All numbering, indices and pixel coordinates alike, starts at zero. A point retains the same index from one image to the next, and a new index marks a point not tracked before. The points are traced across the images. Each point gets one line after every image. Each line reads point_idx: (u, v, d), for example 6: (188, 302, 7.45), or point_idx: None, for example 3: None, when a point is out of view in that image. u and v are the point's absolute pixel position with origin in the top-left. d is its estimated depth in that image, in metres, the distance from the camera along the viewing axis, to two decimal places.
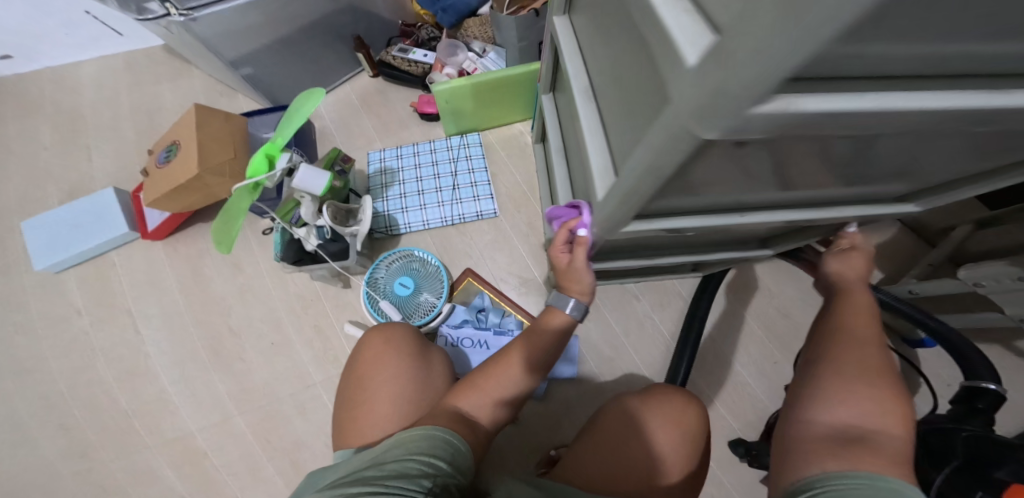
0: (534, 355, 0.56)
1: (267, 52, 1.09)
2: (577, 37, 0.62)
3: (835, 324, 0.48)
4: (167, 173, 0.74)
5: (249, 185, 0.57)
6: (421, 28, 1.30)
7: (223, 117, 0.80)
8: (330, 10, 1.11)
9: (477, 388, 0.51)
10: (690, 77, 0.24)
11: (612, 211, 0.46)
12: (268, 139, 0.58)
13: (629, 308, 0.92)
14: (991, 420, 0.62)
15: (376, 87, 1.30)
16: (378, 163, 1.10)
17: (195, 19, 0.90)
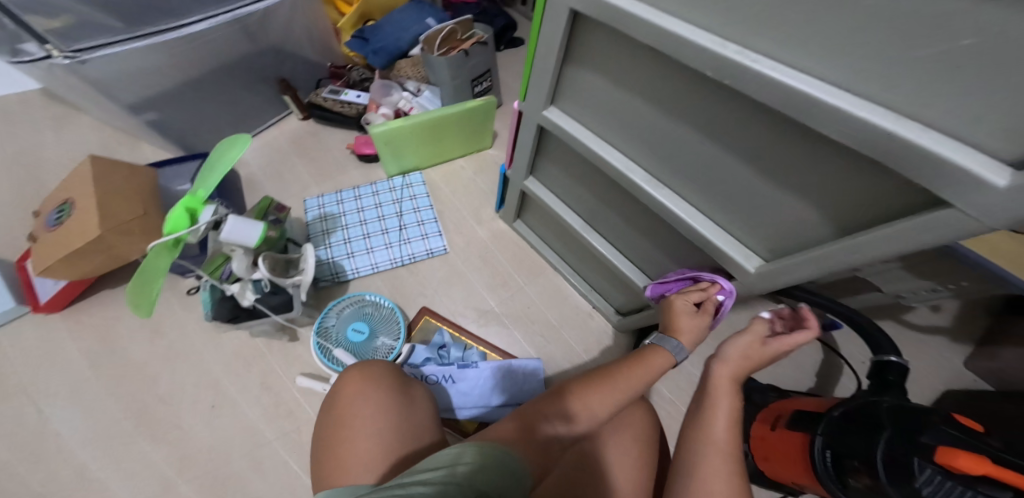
0: (626, 391, 0.49)
1: (173, 91, 1.00)
2: (581, 123, 0.65)
3: (700, 418, 0.48)
4: (58, 236, 0.63)
5: (170, 243, 0.50)
6: (351, 70, 1.30)
7: (128, 170, 0.71)
8: (248, 49, 1.07)
9: (532, 409, 0.46)
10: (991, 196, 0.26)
11: (797, 278, 0.48)
12: (189, 192, 0.53)
13: (586, 327, 0.94)
14: (903, 388, 0.73)
15: (307, 129, 1.25)
16: (316, 210, 1.05)
17: (84, 61, 0.81)
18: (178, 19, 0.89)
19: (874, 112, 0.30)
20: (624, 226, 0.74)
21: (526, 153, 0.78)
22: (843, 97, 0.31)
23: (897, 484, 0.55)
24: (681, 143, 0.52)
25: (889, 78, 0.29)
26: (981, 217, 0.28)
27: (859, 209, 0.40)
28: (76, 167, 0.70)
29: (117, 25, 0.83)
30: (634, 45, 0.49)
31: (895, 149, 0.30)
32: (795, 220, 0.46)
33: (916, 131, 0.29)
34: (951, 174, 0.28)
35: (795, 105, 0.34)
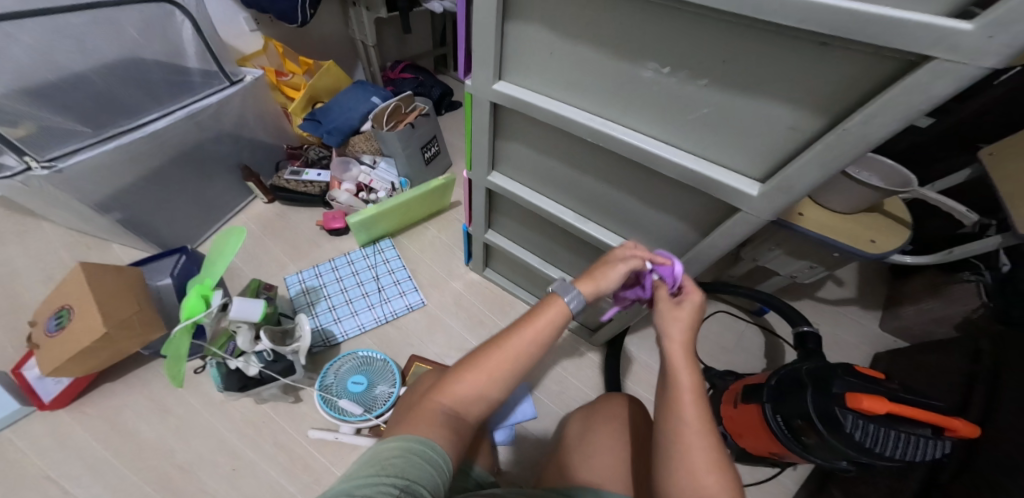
0: (524, 353, 0.50)
1: (139, 186, 1.05)
2: (516, 179, 0.80)
3: (666, 422, 0.48)
4: (64, 340, 0.72)
5: (187, 326, 0.58)
6: (307, 149, 1.41)
7: (113, 270, 0.77)
8: (203, 137, 1.13)
9: (440, 396, 0.47)
10: (758, 201, 0.50)
11: (692, 273, 0.68)
12: (201, 280, 0.61)
13: (560, 347, 1.08)
14: (821, 351, 0.84)
15: (274, 211, 1.34)
16: (297, 285, 1.12)
17: (59, 168, 0.86)
18: (138, 118, 1.00)
19: (694, 163, 0.53)
20: (574, 258, 0.88)
21: (481, 213, 0.92)
22: (675, 154, 0.54)
23: (834, 432, 0.66)
24: (594, 186, 0.70)
25: (695, 138, 0.52)
26: (760, 213, 0.52)
27: (711, 218, 0.60)
28: (68, 272, 0.75)
29: (83, 129, 0.91)
30: (542, 127, 0.66)
31: (711, 180, 0.52)
32: (675, 233, 0.67)
33: (711, 170, 0.52)
34: (735, 191, 0.51)
35: (648, 158, 0.55)
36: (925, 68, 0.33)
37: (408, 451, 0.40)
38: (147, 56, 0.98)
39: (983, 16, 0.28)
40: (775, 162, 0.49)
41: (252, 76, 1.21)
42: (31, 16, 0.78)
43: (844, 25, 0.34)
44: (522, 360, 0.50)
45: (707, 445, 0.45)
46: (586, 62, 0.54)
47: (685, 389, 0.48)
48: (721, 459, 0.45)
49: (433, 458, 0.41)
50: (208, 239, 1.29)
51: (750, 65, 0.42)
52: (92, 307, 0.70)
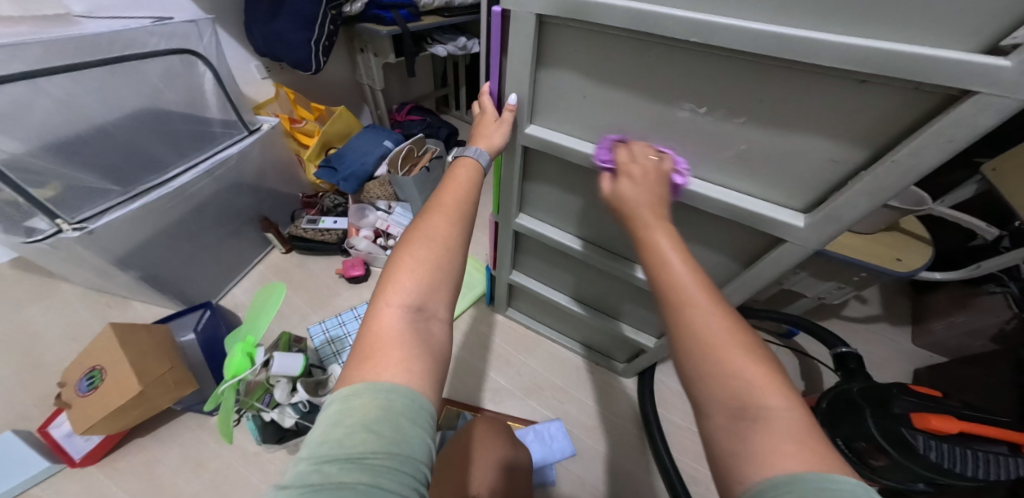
0: (454, 213, 0.50)
1: (161, 240, 1.04)
2: (544, 219, 0.81)
3: (657, 289, 0.40)
4: (99, 399, 0.76)
5: (233, 384, 0.65)
6: (323, 198, 1.43)
7: (143, 330, 0.82)
8: (224, 188, 1.14)
9: (389, 298, 0.42)
10: (805, 231, 0.51)
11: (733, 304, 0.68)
12: (245, 337, 0.68)
13: (592, 382, 1.05)
14: (865, 371, 0.82)
15: (292, 261, 1.35)
16: (321, 335, 1.10)
17: (90, 229, 0.87)
18: (164, 174, 1.01)
19: (736, 198, 0.54)
20: (604, 294, 0.88)
21: (507, 255, 0.93)
22: (709, 189, 0.55)
23: (907, 456, 0.63)
24: (626, 223, 0.70)
25: (731, 173, 0.54)
26: (805, 243, 0.52)
27: (752, 249, 0.60)
28: (101, 333, 0.80)
29: (112, 187, 0.92)
30: (573, 168, 0.68)
31: (749, 211, 0.53)
32: (715, 265, 0.67)
33: (748, 202, 0.53)
34: (778, 222, 0.52)
35: (683, 194, 0.57)
36: (971, 101, 0.34)
37: (352, 409, 0.35)
38: (170, 108, 1.00)
39: (1021, 51, 0.31)
40: (816, 194, 0.50)
41: (269, 124, 1.23)
42: (57, 73, 0.79)
43: (882, 65, 0.36)
44: (457, 224, 0.49)
45: (704, 283, 0.38)
46: (622, 106, 0.56)
47: (658, 242, 0.42)
48: (717, 299, 0.38)
49: (381, 418, 0.34)
50: (228, 291, 1.29)
51: (789, 103, 0.44)
52: (129, 368, 0.75)
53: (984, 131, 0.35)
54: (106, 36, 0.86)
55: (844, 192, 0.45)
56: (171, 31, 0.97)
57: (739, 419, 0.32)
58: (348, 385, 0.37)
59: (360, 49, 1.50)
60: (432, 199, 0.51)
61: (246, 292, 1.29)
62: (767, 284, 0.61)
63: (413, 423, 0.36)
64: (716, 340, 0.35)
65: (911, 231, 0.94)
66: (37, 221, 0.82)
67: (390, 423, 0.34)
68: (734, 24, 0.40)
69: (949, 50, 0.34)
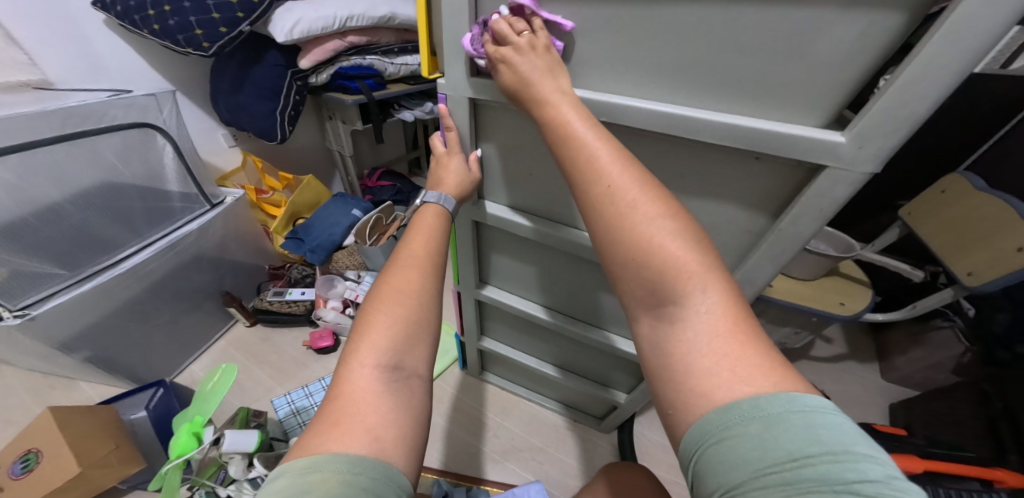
0: (426, 263, 0.49)
1: (109, 322, 1.00)
2: (503, 288, 0.82)
3: (594, 207, 0.37)
4: (31, 484, 0.73)
5: (177, 465, 0.61)
6: (291, 268, 1.42)
7: (89, 412, 0.81)
8: (182, 263, 1.12)
9: (362, 359, 0.41)
10: None
11: None
12: (193, 417, 0.64)
13: (569, 440, 1.01)
14: None
15: (257, 334, 1.31)
16: (286, 406, 1.05)
17: (34, 315, 0.83)
18: (116, 253, 0.99)
19: None
20: (570, 355, 0.88)
21: (473, 322, 0.92)
22: (529, 220, 0.64)
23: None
24: (576, 289, 0.72)
25: None
26: None
27: None
28: (39, 416, 0.78)
29: (60, 271, 0.89)
30: (522, 239, 0.70)
31: None
32: None
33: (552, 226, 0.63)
34: (584, 244, 0.60)
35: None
36: (822, 176, 0.40)
37: (309, 485, 0.32)
38: (126, 182, 0.99)
39: (850, 129, 0.36)
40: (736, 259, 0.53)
41: (232, 196, 1.23)
42: (9, 154, 0.79)
43: (765, 142, 0.40)
44: (429, 272, 0.49)
45: (656, 200, 0.36)
46: (557, 180, 0.59)
47: (599, 158, 0.37)
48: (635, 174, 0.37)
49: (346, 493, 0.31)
50: (186, 368, 1.23)
51: (696, 174, 0.48)
52: (68, 451, 0.74)
53: (841, 202, 0.41)
54: (60, 113, 0.87)
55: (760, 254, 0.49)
56: (131, 104, 0.97)
57: (665, 326, 0.34)
58: (307, 457, 0.34)
59: (328, 116, 1.54)
60: (401, 247, 0.51)
61: (206, 368, 1.23)
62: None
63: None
64: (674, 263, 0.33)
65: (848, 274, 0.98)
66: None
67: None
68: (635, 106, 0.44)
69: (802, 127, 0.39)
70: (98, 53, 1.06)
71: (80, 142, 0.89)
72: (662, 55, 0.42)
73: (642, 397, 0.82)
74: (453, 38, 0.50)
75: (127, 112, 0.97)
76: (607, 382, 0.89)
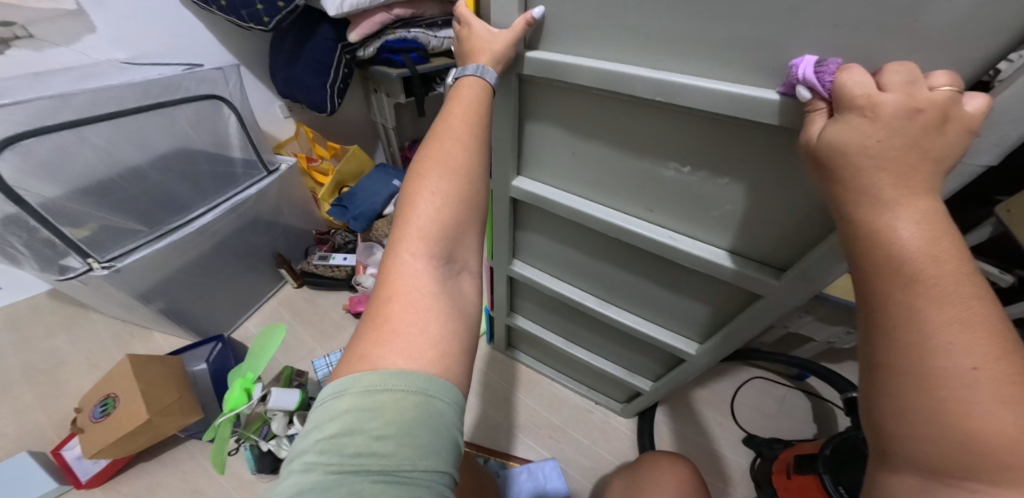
0: (471, 144, 0.45)
1: (177, 279, 1.11)
2: (537, 267, 0.83)
3: (891, 334, 0.30)
4: (108, 425, 0.87)
5: (229, 418, 0.68)
6: (334, 234, 1.49)
7: (159, 362, 0.95)
8: (241, 225, 1.21)
9: (412, 251, 0.40)
10: (782, 287, 0.52)
11: (723, 356, 0.68)
12: (244, 374, 0.71)
13: (590, 422, 1.04)
14: None
15: (304, 295, 1.41)
16: (325, 368, 1.12)
17: (118, 266, 0.92)
18: (188, 213, 1.06)
19: (712, 254, 0.55)
20: (599, 338, 0.88)
21: (503, 299, 0.95)
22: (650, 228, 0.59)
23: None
24: (612, 274, 0.72)
25: (710, 229, 0.55)
26: (784, 299, 0.53)
27: (736, 298, 0.61)
28: (117, 365, 0.92)
29: (140, 227, 0.98)
30: (558, 219, 0.70)
31: (728, 268, 0.54)
32: (704, 316, 0.67)
33: (689, 245, 0.56)
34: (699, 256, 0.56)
35: (662, 249, 0.58)
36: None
37: (378, 405, 0.32)
38: (198, 149, 1.07)
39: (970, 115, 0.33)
40: (795, 252, 0.50)
41: (287, 163, 1.28)
42: (97, 122, 0.87)
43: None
44: (473, 162, 0.45)
45: (1001, 355, 0.27)
46: (601, 158, 0.57)
47: (933, 277, 0.28)
48: (993, 322, 0.28)
49: (418, 421, 0.32)
50: (241, 323, 1.34)
51: (761, 162, 0.45)
52: (139, 399, 0.86)
53: None
54: (141, 86, 0.94)
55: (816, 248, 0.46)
56: (201, 78, 1.03)
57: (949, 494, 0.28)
58: (371, 373, 0.33)
59: (374, 89, 1.57)
60: (437, 131, 0.46)
61: (257, 324, 1.34)
62: (751, 338, 0.61)
63: (446, 420, 0.34)
64: (1007, 452, 0.26)
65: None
66: (70, 260, 0.88)
67: (425, 426, 0.32)
68: (693, 84, 0.42)
69: None
70: (173, 26, 1.13)
71: (155, 112, 0.96)
72: (736, 32, 0.39)
73: (667, 386, 0.82)
74: (502, 11, 0.49)
75: (199, 85, 1.03)
76: (636, 371, 0.89)
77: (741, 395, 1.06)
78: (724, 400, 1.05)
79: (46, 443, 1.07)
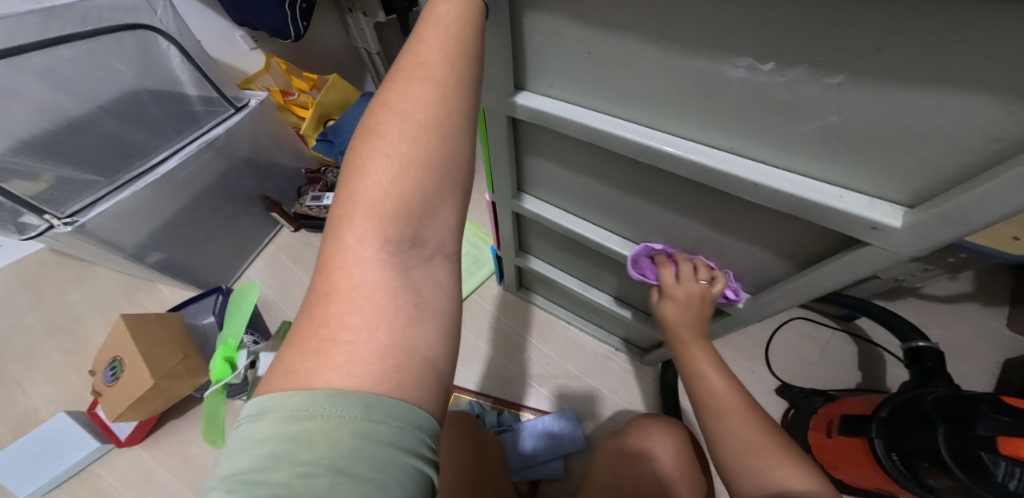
0: (447, 78, 0.30)
1: (171, 233, 1.04)
2: (551, 203, 0.69)
3: (692, 378, 0.51)
4: (119, 390, 0.85)
5: (217, 388, 0.64)
6: (326, 173, 1.35)
7: (158, 320, 0.90)
8: (222, 170, 1.09)
9: (360, 232, 0.28)
10: (904, 234, 0.33)
11: (778, 308, 0.54)
12: (225, 343, 0.67)
13: (608, 369, 0.98)
14: (946, 372, 0.67)
15: (303, 240, 1.34)
16: None
17: (82, 222, 0.84)
18: (150, 159, 0.95)
19: (785, 184, 0.37)
20: (620, 284, 0.78)
21: (512, 240, 0.84)
22: (763, 174, 0.38)
23: (979, 481, 0.51)
24: (642, 210, 0.57)
25: (791, 150, 0.37)
26: (898, 248, 0.35)
27: (806, 249, 0.46)
28: (114, 328, 0.87)
29: (95, 178, 0.87)
30: (574, 143, 0.53)
31: (819, 206, 0.36)
32: (755, 264, 0.53)
33: (836, 197, 0.36)
34: (859, 220, 0.35)
35: (719, 181, 0.41)
36: None
37: (310, 438, 0.22)
38: (139, 89, 0.90)
39: None
40: (936, 181, 0.31)
41: (257, 98, 1.11)
42: None
43: None
44: (456, 89, 0.30)
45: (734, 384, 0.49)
46: (625, 58, 0.39)
47: (689, 342, 0.53)
48: (723, 362, 0.51)
49: (356, 454, 0.23)
50: (242, 273, 1.29)
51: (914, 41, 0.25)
52: (143, 362, 0.83)
53: None
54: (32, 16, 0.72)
55: (977, 184, 0.28)
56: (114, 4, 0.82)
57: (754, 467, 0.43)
58: (299, 394, 0.24)
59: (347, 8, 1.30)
60: (405, 55, 0.31)
61: (259, 273, 1.28)
62: (829, 290, 0.46)
63: (402, 450, 0.24)
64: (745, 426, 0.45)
65: None
66: (27, 218, 0.79)
67: (370, 460, 0.23)
68: None
69: None
70: None
71: (73, 47, 0.78)
72: None
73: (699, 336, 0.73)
74: None
75: (116, 12, 0.83)
76: (661, 317, 0.80)
77: (778, 339, 0.97)
78: (758, 344, 0.97)
79: (78, 401, 1.10)
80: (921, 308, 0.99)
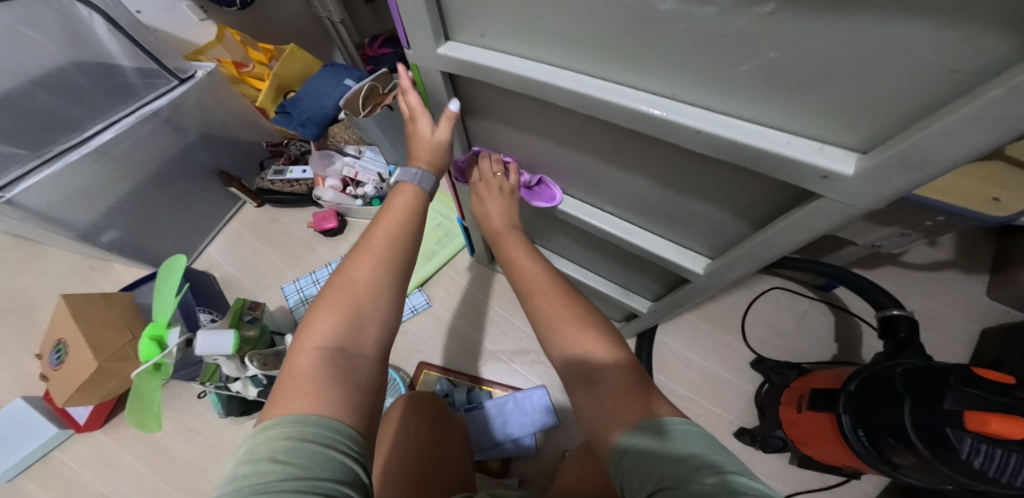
0: (382, 254, 0.46)
1: (119, 211, 0.98)
2: None
3: (505, 260, 0.56)
4: (65, 374, 0.81)
5: (146, 369, 0.60)
6: (289, 145, 1.28)
7: (104, 301, 0.85)
8: (170, 143, 1.02)
9: (314, 334, 0.39)
10: (857, 182, 0.29)
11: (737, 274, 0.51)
12: (151, 322, 0.63)
13: None
14: (918, 342, 0.65)
15: (267, 216, 1.28)
16: (295, 294, 1.14)
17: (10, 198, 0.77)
18: (82, 133, 0.87)
19: (728, 129, 0.33)
20: (586, 254, 0.74)
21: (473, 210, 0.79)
22: (703, 119, 0.33)
23: (942, 457, 0.50)
24: (595, 171, 0.52)
25: (734, 91, 0.32)
26: (850, 199, 0.31)
27: (765, 209, 0.42)
28: (57, 309, 0.82)
29: (18, 150, 0.79)
30: (515, 98, 0.47)
31: (768, 155, 0.32)
32: (714, 228, 0.49)
33: (784, 143, 0.31)
34: (809, 169, 0.31)
35: (660, 130, 0.36)
36: None
37: (268, 444, 0.30)
38: (59, 61, 0.80)
39: None
40: (893, 118, 0.27)
41: (204, 70, 1.02)
42: None
43: None
44: (387, 261, 0.46)
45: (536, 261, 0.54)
46: None
47: (499, 228, 0.59)
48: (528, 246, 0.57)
49: (298, 449, 0.30)
50: (203, 250, 1.22)
51: None
52: (86, 345, 0.78)
53: None
54: None
55: (931, 122, 0.24)
56: None
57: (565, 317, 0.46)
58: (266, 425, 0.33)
59: None
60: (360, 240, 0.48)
61: (221, 251, 1.22)
62: (787, 253, 0.43)
63: (333, 449, 0.31)
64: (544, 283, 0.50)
65: None
66: None
67: (308, 452, 0.30)
68: None
69: None
70: None
71: None
72: None
73: (666, 308, 0.70)
74: None
75: None
76: (629, 288, 0.77)
77: (753, 310, 0.95)
78: (733, 316, 0.95)
79: (35, 387, 1.06)
80: (899, 276, 0.97)
